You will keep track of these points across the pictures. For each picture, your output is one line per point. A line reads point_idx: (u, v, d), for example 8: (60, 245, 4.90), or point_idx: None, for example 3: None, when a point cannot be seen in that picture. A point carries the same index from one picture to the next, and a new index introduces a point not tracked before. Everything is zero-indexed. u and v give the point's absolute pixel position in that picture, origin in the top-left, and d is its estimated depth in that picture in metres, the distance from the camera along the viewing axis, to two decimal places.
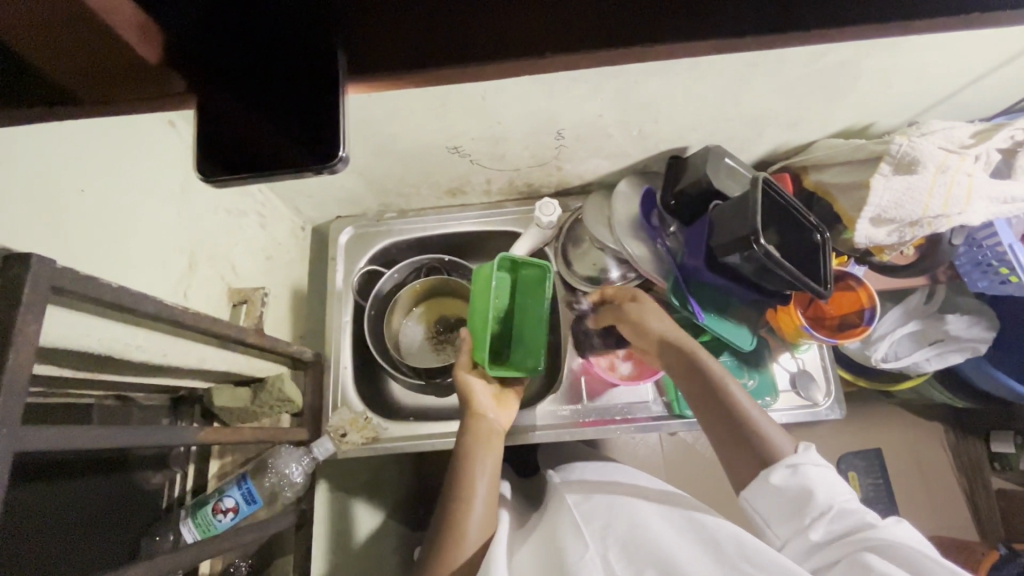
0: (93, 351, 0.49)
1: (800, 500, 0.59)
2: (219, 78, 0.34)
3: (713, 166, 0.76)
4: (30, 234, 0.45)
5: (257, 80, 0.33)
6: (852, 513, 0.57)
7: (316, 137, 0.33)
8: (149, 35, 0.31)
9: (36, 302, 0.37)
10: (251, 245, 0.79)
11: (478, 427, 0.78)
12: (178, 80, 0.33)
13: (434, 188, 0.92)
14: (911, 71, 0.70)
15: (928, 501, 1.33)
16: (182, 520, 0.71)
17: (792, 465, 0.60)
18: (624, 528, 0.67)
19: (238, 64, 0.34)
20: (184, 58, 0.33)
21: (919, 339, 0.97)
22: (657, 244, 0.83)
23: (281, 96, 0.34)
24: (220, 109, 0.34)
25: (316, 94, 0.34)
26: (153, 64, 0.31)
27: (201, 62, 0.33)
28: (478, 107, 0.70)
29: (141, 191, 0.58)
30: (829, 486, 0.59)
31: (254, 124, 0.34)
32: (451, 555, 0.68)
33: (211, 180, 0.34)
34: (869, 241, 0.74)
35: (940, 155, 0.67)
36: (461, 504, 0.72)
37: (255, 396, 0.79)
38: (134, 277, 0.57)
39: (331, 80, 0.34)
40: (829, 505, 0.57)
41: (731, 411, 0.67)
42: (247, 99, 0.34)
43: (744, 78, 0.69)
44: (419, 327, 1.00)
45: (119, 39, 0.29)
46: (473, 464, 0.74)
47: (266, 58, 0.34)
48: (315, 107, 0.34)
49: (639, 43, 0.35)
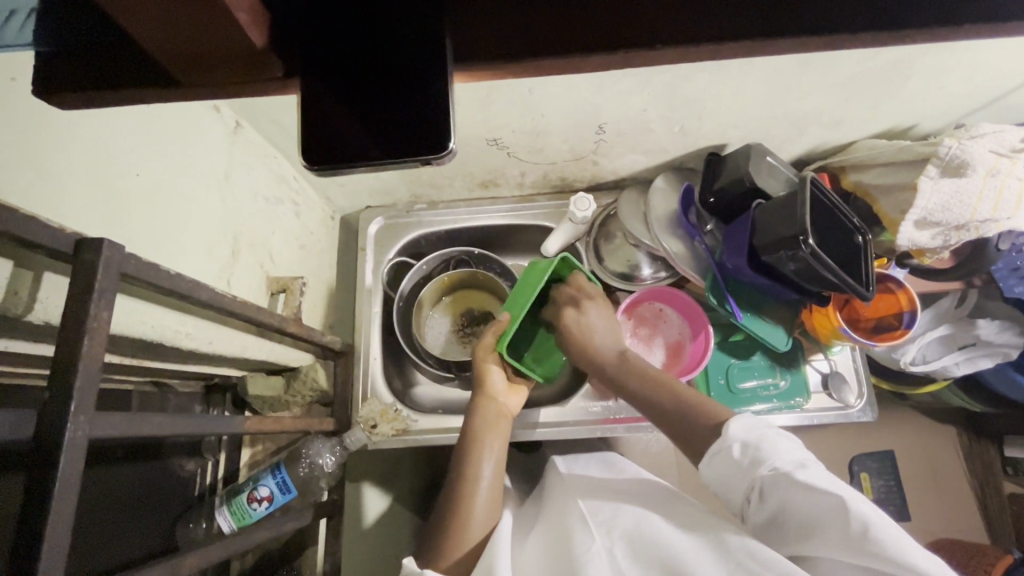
0: (146, 337, 0.49)
1: (735, 476, 0.58)
2: (320, 59, 0.32)
3: (756, 163, 0.75)
4: (93, 217, 0.45)
5: (351, 62, 0.32)
6: (789, 488, 0.54)
7: (430, 125, 0.31)
8: (259, 18, 0.29)
9: (108, 287, 0.37)
10: (286, 234, 0.78)
11: (488, 410, 0.78)
12: (279, 65, 0.32)
13: (467, 180, 0.91)
14: (962, 73, 0.69)
15: (939, 504, 1.33)
16: (217, 508, 0.71)
17: (717, 446, 0.59)
18: (630, 524, 0.67)
19: (336, 53, 0.32)
20: (292, 46, 0.32)
21: (950, 343, 0.96)
22: (695, 242, 0.82)
23: (379, 87, 0.32)
24: (312, 96, 0.32)
25: (415, 87, 0.32)
26: (258, 48, 0.30)
27: (305, 48, 0.32)
28: (523, 98, 0.70)
29: (191, 178, 0.58)
30: (762, 457, 0.56)
31: (347, 125, 0.32)
32: (461, 539, 0.68)
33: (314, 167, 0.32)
34: (912, 243, 0.74)
35: (991, 158, 0.66)
36: (463, 487, 0.72)
37: (289, 385, 0.79)
38: (184, 265, 0.56)
39: (434, 60, 0.31)
40: (759, 478, 0.56)
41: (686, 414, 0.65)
42: (338, 91, 0.32)
43: (794, 76, 0.68)
44: (445, 319, 1.00)
45: (234, 21, 0.28)
46: (478, 446, 0.75)
47: (366, 58, 0.32)
48: (416, 89, 0.32)
49: (729, 40, 0.33)
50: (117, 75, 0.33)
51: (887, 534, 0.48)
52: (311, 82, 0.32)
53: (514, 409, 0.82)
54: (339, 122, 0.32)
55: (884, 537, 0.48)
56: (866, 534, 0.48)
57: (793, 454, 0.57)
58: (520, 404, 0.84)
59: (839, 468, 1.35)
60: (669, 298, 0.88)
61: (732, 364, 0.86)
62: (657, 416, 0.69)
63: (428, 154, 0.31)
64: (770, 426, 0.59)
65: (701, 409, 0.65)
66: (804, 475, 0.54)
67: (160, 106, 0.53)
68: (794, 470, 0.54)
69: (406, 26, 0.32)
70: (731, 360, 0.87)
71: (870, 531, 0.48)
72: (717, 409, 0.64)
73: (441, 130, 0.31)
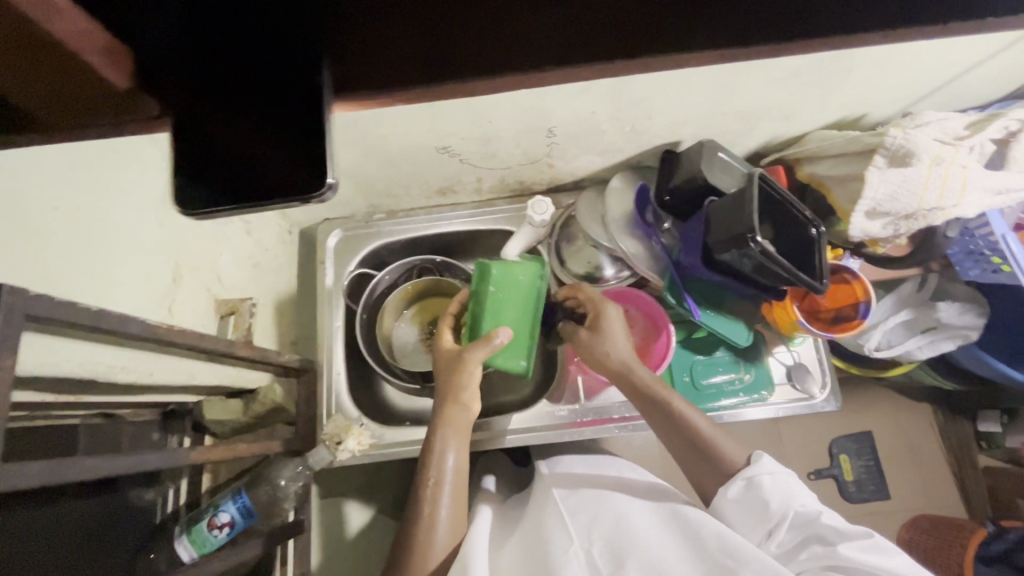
0: (73, 374, 0.47)
1: (757, 509, 0.62)
2: (199, 95, 0.36)
3: (708, 161, 0.75)
4: (31, 257, 0.46)
5: (237, 97, 0.36)
6: (809, 523, 0.60)
7: (308, 164, 0.36)
8: (116, 57, 0.32)
9: (11, 334, 0.35)
10: (236, 253, 0.76)
11: (457, 416, 0.76)
12: (152, 100, 0.35)
13: (424, 188, 0.90)
14: (905, 63, 0.69)
15: (918, 482, 1.34)
16: (177, 537, 0.69)
17: (746, 477, 0.64)
18: (609, 523, 0.67)
19: (214, 77, 0.36)
20: (167, 78, 0.35)
21: (912, 327, 0.96)
22: (652, 242, 0.82)
23: (267, 100, 0.36)
24: (196, 122, 0.36)
25: (307, 100, 0.36)
26: (120, 88, 0.33)
27: (184, 80, 0.35)
28: (467, 107, 0.68)
29: (121, 207, 0.56)
30: (789, 493, 0.62)
31: (243, 137, 0.36)
32: (426, 553, 0.69)
33: (190, 212, 0.38)
34: (864, 234, 0.74)
35: (935, 146, 0.66)
36: (426, 506, 0.71)
37: (246, 407, 0.77)
38: (118, 296, 0.55)
39: (314, 96, 0.36)
40: (786, 514, 0.61)
41: (691, 434, 0.69)
42: (223, 110, 0.36)
43: (738, 73, 0.67)
44: (412, 329, 0.98)
45: (88, 67, 0.31)
46: (443, 462, 0.72)
47: (242, 74, 0.36)
48: (303, 114, 0.36)
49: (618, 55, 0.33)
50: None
51: (890, 562, 0.56)
52: (192, 111, 0.36)
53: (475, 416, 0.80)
54: (240, 147, 0.37)
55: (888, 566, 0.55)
56: (876, 561, 0.56)
57: (807, 493, 0.63)
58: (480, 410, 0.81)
59: (819, 453, 1.35)
60: (628, 298, 0.88)
61: (695, 361, 0.87)
62: (673, 437, 0.70)
63: (308, 192, 0.36)
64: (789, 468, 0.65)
65: (712, 440, 0.68)
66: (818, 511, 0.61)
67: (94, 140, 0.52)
68: (819, 511, 0.60)
69: (282, 60, 0.35)
70: (695, 357, 0.87)
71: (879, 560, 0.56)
72: (725, 445, 0.68)
73: (321, 162, 0.36)
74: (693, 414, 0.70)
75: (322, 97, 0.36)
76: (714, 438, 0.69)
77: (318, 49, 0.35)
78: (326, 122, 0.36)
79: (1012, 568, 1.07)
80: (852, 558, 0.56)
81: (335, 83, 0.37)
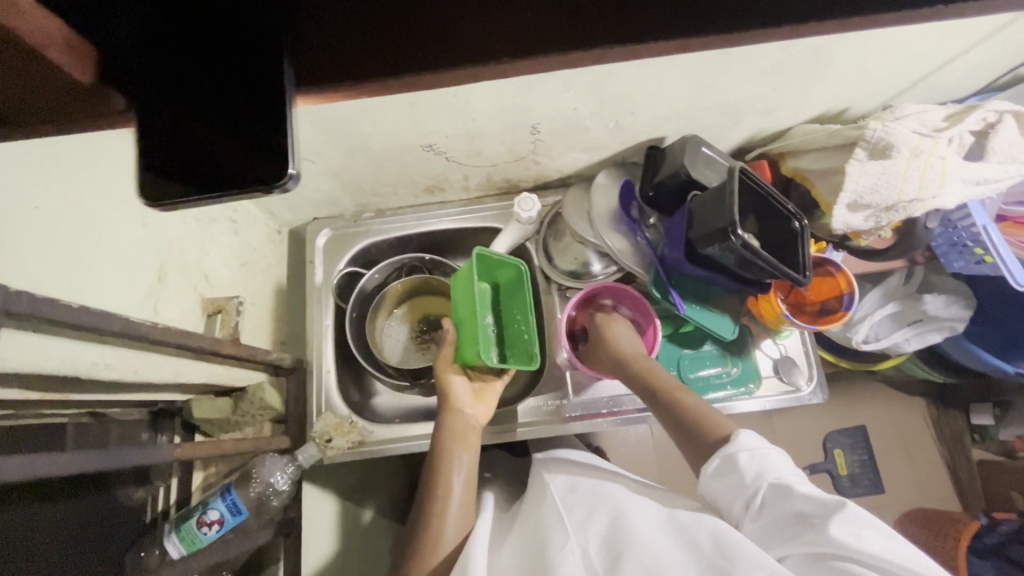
0: (55, 371, 0.48)
1: (734, 483, 0.62)
2: (170, 96, 0.38)
3: (691, 156, 0.75)
4: (14, 256, 0.46)
5: (204, 99, 0.38)
6: (786, 494, 0.58)
7: (273, 151, 0.38)
8: (82, 53, 0.34)
9: None
10: (223, 252, 0.77)
11: (455, 423, 0.77)
12: (118, 97, 0.37)
13: (411, 186, 0.91)
14: (884, 56, 0.70)
15: (912, 475, 1.35)
16: (166, 535, 0.70)
17: (722, 454, 0.64)
18: (605, 521, 0.67)
19: (180, 79, 0.38)
20: (134, 80, 0.37)
21: (899, 320, 0.97)
22: (638, 237, 0.84)
23: (228, 102, 0.38)
24: (161, 122, 0.38)
25: (268, 100, 0.38)
26: (86, 82, 0.35)
27: (150, 83, 0.37)
28: (450, 105, 0.69)
29: (105, 208, 0.57)
30: (765, 466, 0.61)
31: (206, 139, 0.39)
32: (432, 550, 0.69)
33: (154, 203, 0.39)
34: (846, 227, 0.75)
35: (914, 138, 0.67)
36: (438, 502, 0.72)
37: (237, 406, 0.78)
38: (102, 296, 0.56)
39: (277, 91, 0.38)
40: (760, 483, 0.60)
41: (679, 411, 0.72)
42: (187, 111, 0.38)
43: (717, 69, 0.68)
44: (403, 327, 0.99)
45: (51, 61, 0.32)
46: (445, 465, 0.74)
47: (206, 77, 0.38)
48: (267, 104, 0.38)
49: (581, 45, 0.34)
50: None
51: (873, 536, 0.53)
52: (156, 111, 0.38)
53: (484, 419, 0.81)
54: (206, 148, 0.39)
55: (869, 541, 0.52)
56: (855, 533, 0.53)
57: (791, 469, 0.62)
58: (490, 413, 0.82)
59: (813, 447, 1.36)
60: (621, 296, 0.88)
61: (684, 355, 0.87)
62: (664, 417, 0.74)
63: (270, 183, 0.38)
64: (774, 445, 0.64)
65: (702, 417, 0.70)
66: (799, 486, 0.59)
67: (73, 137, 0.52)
68: (795, 482, 0.59)
69: (245, 65, 0.38)
70: (683, 351, 0.88)
71: (862, 534, 0.53)
72: (715, 420, 0.69)
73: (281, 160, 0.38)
74: (684, 394, 0.73)
75: (285, 92, 0.38)
76: (701, 417, 0.70)
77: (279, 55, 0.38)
78: (289, 117, 0.38)
79: (1006, 560, 1.08)
80: (830, 528, 0.53)
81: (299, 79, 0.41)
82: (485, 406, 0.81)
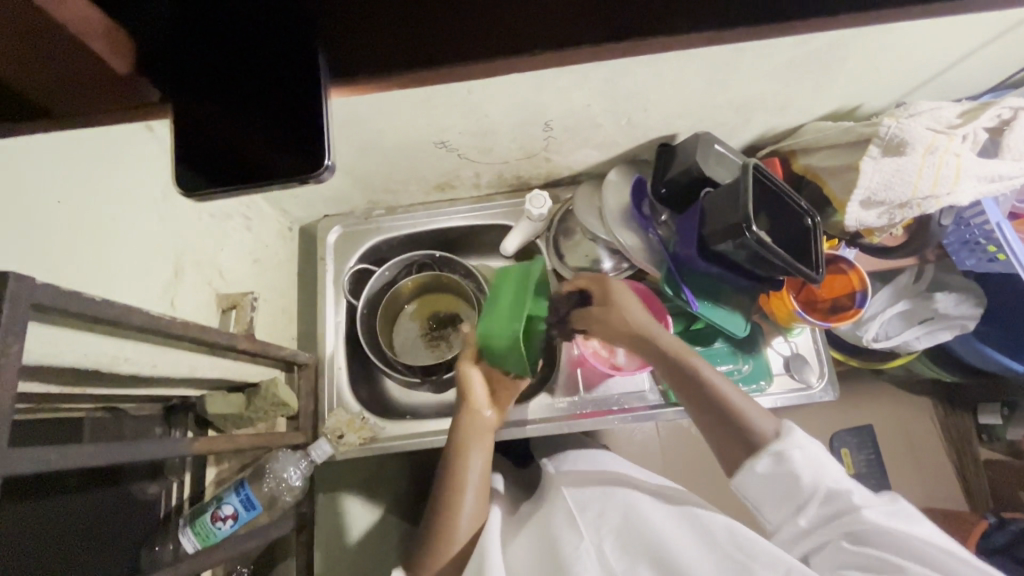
0: (77, 365, 0.48)
1: (787, 483, 0.62)
2: (197, 89, 0.37)
3: (703, 152, 0.75)
4: (40, 247, 0.47)
5: (231, 93, 0.38)
6: (839, 498, 0.60)
7: (307, 148, 0.37)
8: (118, 44, 0.33)
9: (17, 322, 0.36)
10: (237, 248, 0.77)
11: (472, 421, 0.78)
12: (152, 89, 0.37)
13: (422, 183, 0.91)
14: (898, 53, 0.70)
15: (920, 475, 1.34)
16: (182, 529, 0.70)
17: (776, 451, 0.63)
18: (617, 518, 0.67)
19: (209, 68, 0.37)
20: (165, 73, 0.37)
21: (910, 318, 0.96)
22: (649, 234, 0.83)
23: (261, 92, 0.38)
24: (192, 113, 0.38)
25: (301, 88, 0.37)
26: (124, 74, 0.35)
27: (182, 76, 0.37)
28: (464, 102, 0.69)
29: (123, 203, 0.57)
30: (820, 469, 0.61)
31: (238, 132, 0.38)
32: (447, 544, 0.70)
33: (189, 195, 0.38)
34: (858, 224, 0.74)
35: (929, 135, 0.67)
36: (452, 495, 0.73)
37: (250, 402, 0.78)
38: (121, 289, 0.56)
39: (311, 79, 0.37)
40: (816, 487, 0.60)
41: (714, 401, 0.69)
42: (222, 104, 0.38)
43: (731, 66, 0.68)
44: (413, 324, 0.99)
45: (92, 52, 0.32)
46: (463, 462, 0.74)
47: (235, 68, 0.37)
48: (304, 100, 0.38)
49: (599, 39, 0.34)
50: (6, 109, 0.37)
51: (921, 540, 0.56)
52: (188, 104, 0.38)
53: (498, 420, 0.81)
54: (238, 141, 0.38)
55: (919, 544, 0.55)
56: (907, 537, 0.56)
57: (835, 467, 0.63)
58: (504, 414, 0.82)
59: (820, 446, 1.35)
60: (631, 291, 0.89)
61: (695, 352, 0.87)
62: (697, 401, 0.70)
63: (306, 173, 0.38)
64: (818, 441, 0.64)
65: (741, 410, 0.67)
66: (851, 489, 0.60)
67: (92, 131, 0.53)
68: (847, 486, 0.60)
69: (278, 53, 0.37)
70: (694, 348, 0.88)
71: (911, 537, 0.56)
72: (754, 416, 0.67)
73: (317, 150, 0.37)
74: (719, 381, 0.70)
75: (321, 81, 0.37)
76: (738, 406, 0.68)
77: (314, 44, 0.37)
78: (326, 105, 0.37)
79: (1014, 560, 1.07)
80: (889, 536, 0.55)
81: (334, 70, 0.38)
82: (501, 407, 0.81)
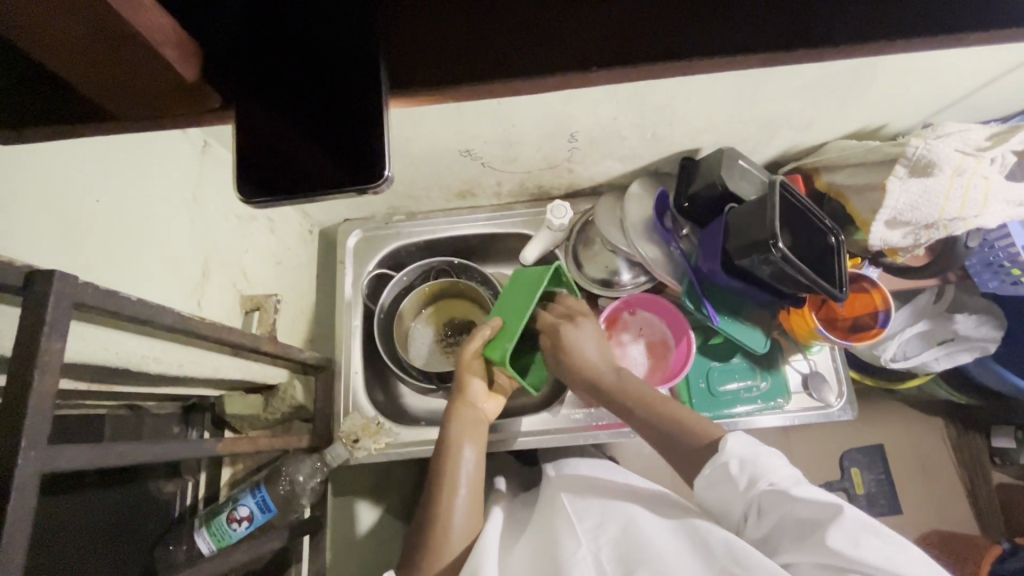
0: (112, 363, 0.48)
1: (729, 489, 0.59)
2: (252, 96, 0.38)
3: (728, 169, 0.75)
4: (78, 245, 0.48)
5: (285, 103, 0.38)
6: (780, 501, 0.55)
7: (365, 160, 0.38)
8: (186, 51, 0.34)
9: (60, 319, 0.36)
10: (261, 250, 0.78)
11: (465, 418, 0.77)
12: (214, 94, 0.38)
13: (444, 190, 0.92)
14: (926, 76, 0.70)
15: (931, 497, 1.32)
16: (196, 530, 0.69)
17: (714, 463, 0.60)
18: (617, 529, 0.64)
19: (270, 77, 0.38)
20: (230, 82, 0.38)
21: (928, 338, 0.96)
22: (671, 247, 0.83)
23: (317, 102, 0.38)
24: (249, 118, 0.38)
25: (356, 95, 0.38)
26: (190, 81, 0.35)
27: (244, 86, 0.38)
28: (494, 111, 0.70)
29: (155, 202, 0.58)
30: (760, 472, 0.57)
31: (289, 137, 0.39)
32: (435, 555, 0.68)
33: (251, 202, 0.39)
34: (883, 243, 0.75)
35: (957, 157, 0.66)
36: (440, 509, 0.70)
37: (268, 403, 0.79)
38: (153, 288, 0.57)
39: (370, 92, 0.37)
40: (754, 490, 0.57)
41: (664, 425, 0.68)
42: (277, 115, 0.38)
43: (760, 84, 0.68)
44: (428, 330, 0.99)
45: (162, 57, 0.33)
46: (452, 467, 0.72)
47: (290, 73, 0.38)
48: (362, 112, 0.38)
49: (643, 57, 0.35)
50: (57, 106, 0.37)
51: (877, 542, 0.50)
52: (244, 111, 0.38)
53: (492, 414, 0.82)
54: (293, 151, 0.39)
55: (871, 549, 0.49)
56: (855, 542, 0.49)
57: (787, 470, 0.58)
58: (497, 409, 0.83)
59: (830, 465, 1.34)
60: (671, 320, 0.88)
61: (712, 367, 0.87)
62: (650, 430, 0.69)
63: (366, 184, 0.38)
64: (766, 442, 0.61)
65: (691, 425, 0.66)
66: (796, 489, 0.55)
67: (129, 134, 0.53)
68: (791, 487, 0.56)
69: (334, 63, 0.38)
70: (712, 363, 0.87)
71: (861, 543, 0.49)
72: (708, 427, 0.66)
73: (379, 162, 0.38)
74: (674, 408, 0.69)
75: (382, 96, 0.37)
76: (687, 425, 0.66)
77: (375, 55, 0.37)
78: (387, 114, 0.37)
79: None
80: (833, 545, 0.49)
81: (392, 83, 0.38)
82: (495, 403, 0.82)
